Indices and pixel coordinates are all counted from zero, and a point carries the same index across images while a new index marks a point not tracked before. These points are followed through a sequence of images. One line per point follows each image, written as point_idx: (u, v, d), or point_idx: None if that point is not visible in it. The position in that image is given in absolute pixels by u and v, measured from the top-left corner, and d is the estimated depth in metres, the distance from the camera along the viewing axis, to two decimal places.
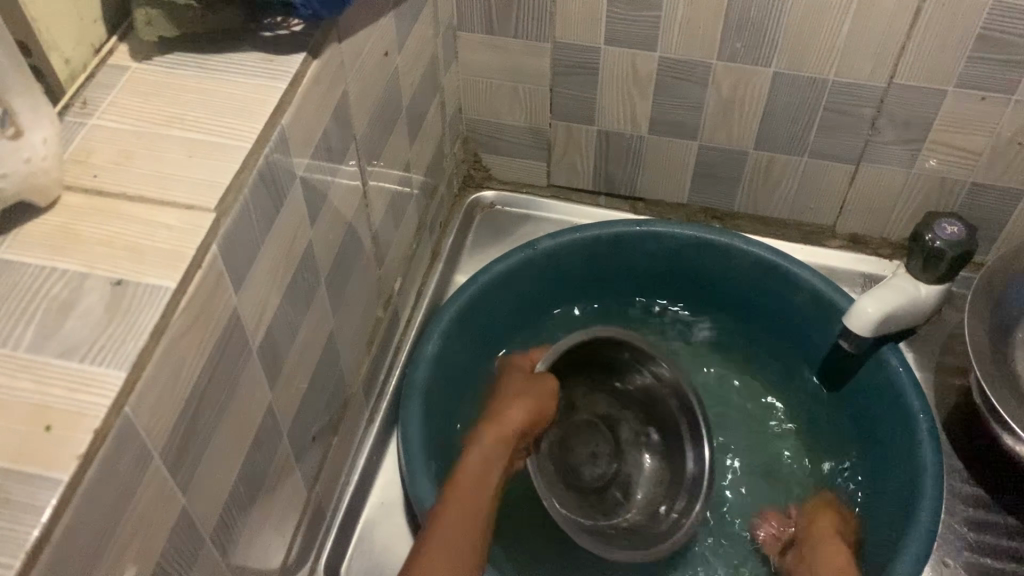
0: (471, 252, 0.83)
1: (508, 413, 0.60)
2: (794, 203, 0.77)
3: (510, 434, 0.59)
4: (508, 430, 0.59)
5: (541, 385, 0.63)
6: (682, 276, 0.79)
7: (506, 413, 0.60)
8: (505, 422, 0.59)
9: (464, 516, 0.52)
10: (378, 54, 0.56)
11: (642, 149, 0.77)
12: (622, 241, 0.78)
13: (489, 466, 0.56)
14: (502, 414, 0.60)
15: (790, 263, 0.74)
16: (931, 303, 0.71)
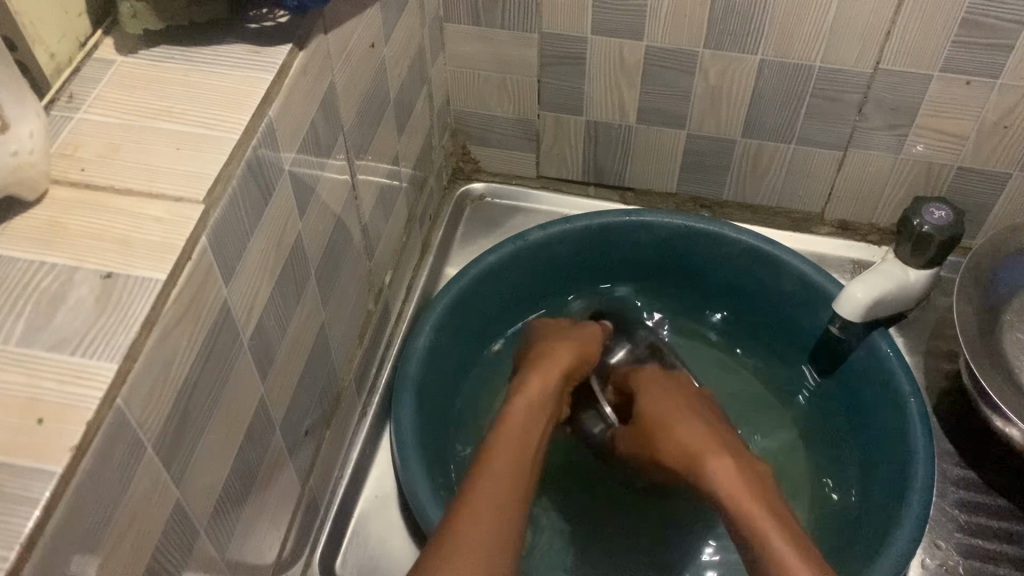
0: (462, 244, 0.83)
1: (553, 356, 0.62)
2: (782, 191, 0.78)
3: (555, 376, 0.60)
4: (562, 359, 0.62)
5: (584, 330, 0.67)
6: (672, 265, 0.80)
7: (555, 351, 0.63)
8: (562, 356, 0.62)
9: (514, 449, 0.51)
10: (365, 46, 0.56)
11: (630, 139, 0.77)
12: (612, 230, 0.78)
13: (534, 407, 0.57)
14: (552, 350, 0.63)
15: (779, 250, 0.75)
16: (919, 287, 0.72)
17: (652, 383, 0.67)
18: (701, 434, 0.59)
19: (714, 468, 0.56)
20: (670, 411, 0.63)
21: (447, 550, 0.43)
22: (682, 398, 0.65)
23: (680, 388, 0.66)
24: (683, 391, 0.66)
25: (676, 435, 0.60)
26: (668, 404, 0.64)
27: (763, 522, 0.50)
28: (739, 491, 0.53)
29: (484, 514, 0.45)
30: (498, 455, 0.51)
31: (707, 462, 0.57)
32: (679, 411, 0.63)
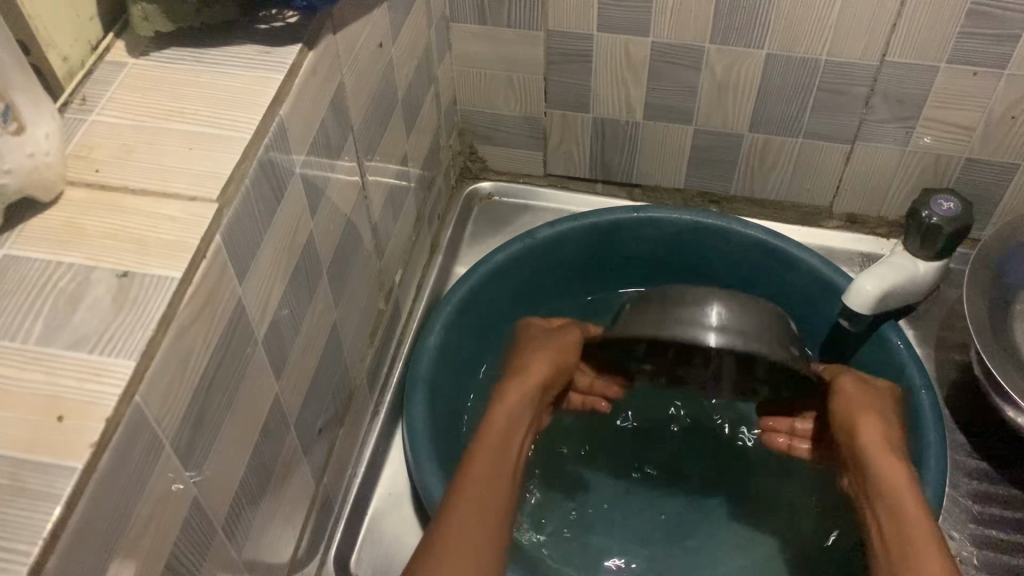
0: (470, 243, 0.83)
1: (524, 371, 0.62)
2: (790, 185, 0.78)
3: (526, 393, 0.60)
4: (539, 372, 0.62)
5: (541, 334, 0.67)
6: (681, 260, 0.80)
7: (529, 369, 0.62)
8: (536, 369, 0.62)
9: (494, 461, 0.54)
10: (373, 45, 0.56)
11: (637, 135, 0.77)
12: (621, 227, 0.78)
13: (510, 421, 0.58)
14: (528, 367, 0.62)
15: (788, 243, 0.75)
16: (929, 279, 0.72)
17: (851, 402, 0.62)
18: (881, 436, 0.58)
19: (889, 465, 0.56)
20: (859, 389, 0.62)
21: (439, 554, 0.47)
22: (882, 433, 0.59)
23: (885, 418, 0.60)
24: (878, 407, 0.61)
25: (863, 438, 0.59)
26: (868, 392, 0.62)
27: (908, 496, 0.54)
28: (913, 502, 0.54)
29: (468, 531, 0.48)
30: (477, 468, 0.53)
31: (887, 454, 0.57)
32: (878, 430, 0.59)
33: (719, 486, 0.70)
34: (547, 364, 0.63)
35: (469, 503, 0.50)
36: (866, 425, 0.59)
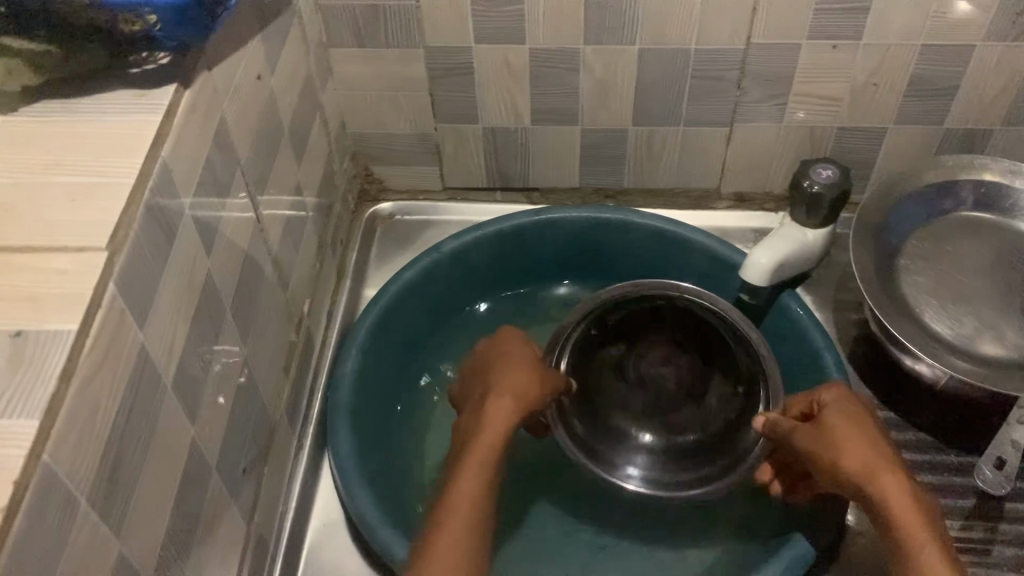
0: (377, 264, 0.83)
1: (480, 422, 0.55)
2: (679, 171, 0.81)
3: (497, 442, 0.53)
4: (506, 409, 0.56)
5: (519, 378, 0.60)
6: (586, 257, 0.82)
7: (493, 408, 0.56)
8: (507, 401, 0.57)
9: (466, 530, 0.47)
10: (251, 78, 0.56)
11: (528, 140, 0.79)
12: (523, 232, 0.79)
13: (487, 470, 0.51)
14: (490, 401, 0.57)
15: (682, 228, 0.77)
16: (819, 245, 0.75)
17: (829, 433, 0.52)
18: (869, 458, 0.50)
19: (888, 488, 0.48)
20: (843, 409, 0.54)
21: None
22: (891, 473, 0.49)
23: (881, 447, 0.51)
24: (864, 433, 0.52)
25: (875, 475, 0.48)
26: (851, 414, 0.54)
27: (911, 520, 0.46)
28: (916, 523, 0.45)
29: None
30: (456, 523, 0.47)
31: (882, 475, 0.48)
32: (882, 463, 0.49)
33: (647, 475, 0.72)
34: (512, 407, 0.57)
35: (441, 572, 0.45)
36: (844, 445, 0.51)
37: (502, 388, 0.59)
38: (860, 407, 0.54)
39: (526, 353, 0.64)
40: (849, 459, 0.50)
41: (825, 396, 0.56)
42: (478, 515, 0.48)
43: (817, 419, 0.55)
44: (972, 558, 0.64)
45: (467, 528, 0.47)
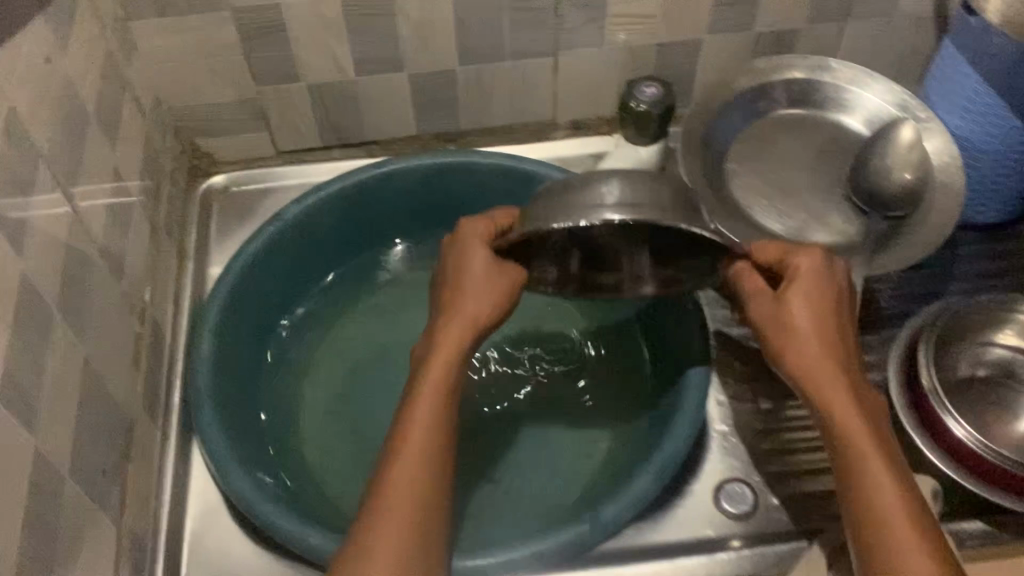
0: (220, 241, 0.80)
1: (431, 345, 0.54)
2: (512, 106, 0.81)
3: (444, 380, 0.53)
4: (466, 327, 0.55)
5: (480, 272, 0.56)
6: (435, 203, 0.82)
7: (447, 330, 0.55)
8: (465, 315, 0.55)
9: (421, 471, 0.50)
10: (39, 62, 0.52)
11: (356, 92, 0.77)
12: (367, 187, 0.78)
13: (440, 397, 0.52)
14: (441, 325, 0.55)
15: (524, 162, 0.78)
16: (653, 162, 0.78)
17: (784, 324, 0.53)
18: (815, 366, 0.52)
19: (830, 401, 0.51)
20: (806, 294, 0.53)
21: None
22: (842, 388, 0.51)
23: (836, 348, 0.52)
24: (824, 322, 0.53)
25: (818, 384, 0.51)
26: (816, 304, 0.53)
27: (854, 439, 0.50)
28: (859, 447, 0.49)
29: None
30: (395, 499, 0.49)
31: (829, 387, 0.51)
32: (828, 371, 0.51)
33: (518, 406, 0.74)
34: (490, 305, 0.55)
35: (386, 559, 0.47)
36: (794, 349, 0.52)
37: (467, 279, 0.56)
38: (828, 287, 0.53)
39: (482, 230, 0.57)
40: (804, 363, 0.52)
41: (795, 258, 0.55)
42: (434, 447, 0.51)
43: (785, 283, 0.54)
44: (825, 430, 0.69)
45: (420, 468, 0.50)
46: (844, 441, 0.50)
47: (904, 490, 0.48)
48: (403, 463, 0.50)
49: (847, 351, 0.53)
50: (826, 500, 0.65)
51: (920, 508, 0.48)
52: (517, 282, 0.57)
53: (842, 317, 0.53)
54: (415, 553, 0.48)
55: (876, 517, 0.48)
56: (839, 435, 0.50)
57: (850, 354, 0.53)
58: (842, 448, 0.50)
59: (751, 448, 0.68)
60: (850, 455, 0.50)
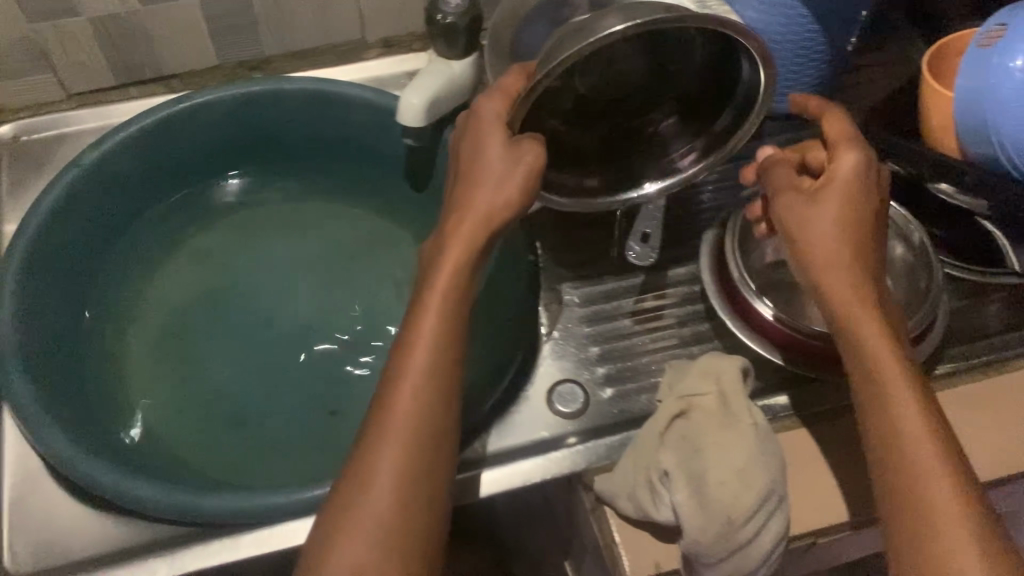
0: (14, 198, 0.77)
1: (449, 246, 0.51)
2: (317, 27, 0.78)
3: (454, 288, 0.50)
4: (475, 228, 0.51)
5: (493, 164, 0.52)
6: (247, 135, 0.78)
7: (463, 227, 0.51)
8: (477, 211, 0.51)
9: (423, 408, 0.48)
10: None
11: (144, 24, 0.73)
12: (170, 123, 0.74)
13: (444, 323, 0.49)
14: (456, 224, 0.51)
15: (333, 84, 0.75)
16: (468, 75, 0.76)
17: (831, 272, 0.52)
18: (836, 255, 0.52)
19: (834, 293, 0.52)
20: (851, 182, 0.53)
21: None
22: (889, 348, 0.50)
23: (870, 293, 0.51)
24: (856, 273, 0.52)
25: (828, 270, 0.52)
26: (848, 182, 0.53)
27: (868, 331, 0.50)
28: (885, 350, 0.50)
29: (361, 548, 0.44)
30: (395, 436, 0.47)
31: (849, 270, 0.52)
32: (847, 261, 0.52)
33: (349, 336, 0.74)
34: (508, 204, 0.51)
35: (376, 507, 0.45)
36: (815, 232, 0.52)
37: (483, 168, 0.52)
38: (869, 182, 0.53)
39: (497, 110, 0.53)
40: (840, 292, 0.51)
41: (839, 157, 0.54)
42: (439, 364, 0.48)
43: (822, 182, 0.54)
44: (651, 324, 0.71)
45: (422, 407, 0.48)
46: (878, 393, 0.49)
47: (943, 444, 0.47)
48: (404, 388, 0.48)
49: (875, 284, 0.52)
50: (651, 391, 0.68)
51: (959, 465, 0.46)
52: (538, 168, 0.51)
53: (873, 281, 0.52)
54: (410, 493, 0.46)
55: (899, 478, 0.47)
56: (870, 398, 0.49)
57: (883, 300, 0.52)
58: (879, 410, 0.49)
59: (579, 350, 0.70)
60: (884, 401, 0.49)
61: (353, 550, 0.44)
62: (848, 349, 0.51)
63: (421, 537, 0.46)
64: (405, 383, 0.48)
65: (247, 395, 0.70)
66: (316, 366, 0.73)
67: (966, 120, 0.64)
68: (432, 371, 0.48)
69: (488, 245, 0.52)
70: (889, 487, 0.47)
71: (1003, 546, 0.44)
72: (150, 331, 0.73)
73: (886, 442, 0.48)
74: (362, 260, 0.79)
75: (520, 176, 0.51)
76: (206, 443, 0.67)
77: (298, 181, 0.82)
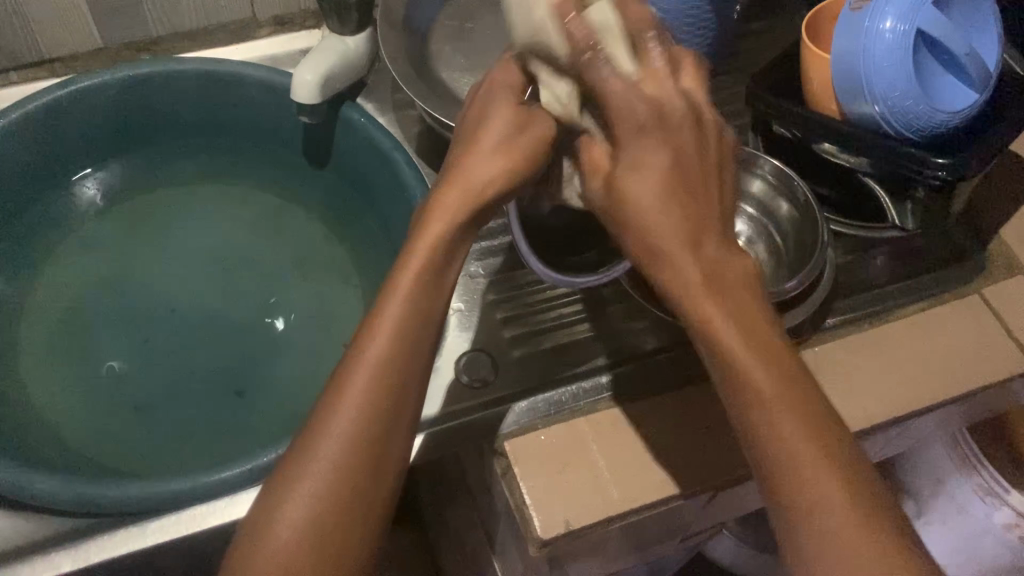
0: None
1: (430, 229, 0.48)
2: (204, 7, 0.76)
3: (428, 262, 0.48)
4: (449, 217, 0.49)
5: (498, 135, 0.50)
6: (140, 119, 0.76)
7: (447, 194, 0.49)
8: (466, 185, 0.49)
9: (368, 410, 0.46)
10: None
11: (19, 7, 0.70)
12: (55, 108, 0.71)
13: (404, 323, 0.47)
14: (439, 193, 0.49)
15: (225, 64, 0.74)
16: (363, 51, 0.76)
17: (640, 202, 0.46)
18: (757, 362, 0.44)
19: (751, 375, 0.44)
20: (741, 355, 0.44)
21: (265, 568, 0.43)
22: (663, 182, 0.45)
23: (689, 184, 0.46)
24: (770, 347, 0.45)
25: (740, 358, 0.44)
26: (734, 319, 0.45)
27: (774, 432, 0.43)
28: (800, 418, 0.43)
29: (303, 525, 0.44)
30: (351, 404, 0.46)
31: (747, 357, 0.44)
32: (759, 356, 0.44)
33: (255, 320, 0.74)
34: (501, 173, 0.49)
35: (323, 481, 0.44)
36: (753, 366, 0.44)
37: (481, 150, 0.50)
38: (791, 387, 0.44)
39: (508, 113, 0.51)
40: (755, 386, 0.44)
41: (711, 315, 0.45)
42: (395, 367, 0.47)
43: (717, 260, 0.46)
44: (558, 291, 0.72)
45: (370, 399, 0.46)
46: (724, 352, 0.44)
47: (802, 372, 0.45)
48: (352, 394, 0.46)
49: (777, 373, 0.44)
50: (555, 352, 0.69)
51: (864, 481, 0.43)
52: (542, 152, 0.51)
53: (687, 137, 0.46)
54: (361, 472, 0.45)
55: (632, 215, 0.46)
56: (632, 233, 0.47)
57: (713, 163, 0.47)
58: (608, 192, 0.48)
59: (487, 320, 0.71)
60: (691, 312, 0.45)
61: (299, 502, 0.44)
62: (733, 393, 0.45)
63: (361, 521, 0.45)
64: (348, 388, 0.46)
65: (151, 384, 0.69)
66: (224, 351, 0.72)
67: (843, 82, 0.66)
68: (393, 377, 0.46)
69: (474, 219, 0.50)
70: (631, 234, 0.47)
71: (886, 521, 0.42)
72: (48, 323, 0.71)
73: (621, 195, 0.47)
74: (267, 242, 0.78)
75: (524, 154, 0.50)
76: (110, 433, 0.66)
77: (195, 162, 0.80)
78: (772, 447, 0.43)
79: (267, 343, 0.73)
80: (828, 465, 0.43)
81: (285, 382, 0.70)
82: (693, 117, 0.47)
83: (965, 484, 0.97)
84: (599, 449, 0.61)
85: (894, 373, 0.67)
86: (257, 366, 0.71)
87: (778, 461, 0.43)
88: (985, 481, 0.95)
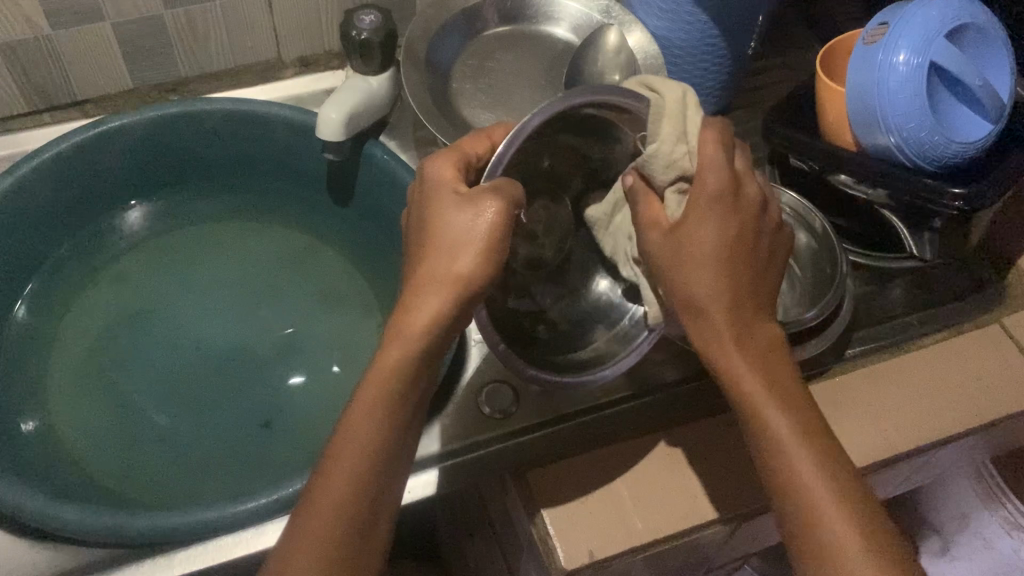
0: None
1: (426, 301, 0.48)
2: (233, 48, 0.79)
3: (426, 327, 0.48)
4: (443, 287, 0.47)
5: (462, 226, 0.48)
6: (166, 158, 0.78)
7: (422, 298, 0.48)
8: (445, 277, 0.48)
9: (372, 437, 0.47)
10: None
11: (54, 50, 0.72)
12: (85, 148, 0.73)
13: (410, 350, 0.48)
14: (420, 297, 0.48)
15: (252, 103, 0.75)
16: (385, 91, 0.77)
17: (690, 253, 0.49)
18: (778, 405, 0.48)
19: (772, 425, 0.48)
20: (767, 400, 0.48)
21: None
22: (725, 250, 0.48)
23: (747, 259, 0.49)
24: (789, 397, 0.49)
25: (759, 407, 0.48)
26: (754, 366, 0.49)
27: (804, 472, 0.47)
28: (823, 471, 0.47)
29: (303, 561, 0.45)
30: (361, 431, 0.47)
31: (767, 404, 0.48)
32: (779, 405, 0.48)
33: (277, 354, 0.75)
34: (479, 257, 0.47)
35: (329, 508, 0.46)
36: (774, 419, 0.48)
37: (440, 234, 0.48)
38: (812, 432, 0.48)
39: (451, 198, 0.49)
40: (777, 438, 0.48)
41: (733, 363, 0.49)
42: None
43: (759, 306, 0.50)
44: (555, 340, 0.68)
45: (368, 417, 0.47)
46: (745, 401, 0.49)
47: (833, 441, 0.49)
48: (355, 418, 0.47)
49: (798, 425, 0.48)
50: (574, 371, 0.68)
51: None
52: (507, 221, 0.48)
53: (729, 202, 0.48)
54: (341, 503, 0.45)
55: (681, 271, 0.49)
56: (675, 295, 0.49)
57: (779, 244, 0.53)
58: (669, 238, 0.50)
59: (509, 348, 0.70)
60: (711, 359, 0.49)
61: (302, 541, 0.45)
62: (755, 431, 0.49)
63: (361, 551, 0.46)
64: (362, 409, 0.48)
65: (175, 418, 0.70)
66: (247, 385, 0.73)
67: (859, 116, 0.67)
68: (378, 405, 0.47)
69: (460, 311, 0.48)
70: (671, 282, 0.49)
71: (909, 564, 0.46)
72: (77, 357, 0.72)
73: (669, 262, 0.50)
74: (293, 278, 0.80)
75: (484, 237, 0.47)
76: (135, 466, 0.66)
77: (219, 199, 0.82)
78: (796, 493, 0.47)
79: (289, 377, 0.73)
80: (846, 516, 0.46)
81: (307, 414, 0.71)
82: (770, 216, 0.51)
83: (989, 518, 0.96)
84: (620, 481, 0.61)
85: (911, 405, 0.67)
86: (281, 399, 0.72)
87: (794, 503, 0.47)
88: (1010, 515, 0.94)
